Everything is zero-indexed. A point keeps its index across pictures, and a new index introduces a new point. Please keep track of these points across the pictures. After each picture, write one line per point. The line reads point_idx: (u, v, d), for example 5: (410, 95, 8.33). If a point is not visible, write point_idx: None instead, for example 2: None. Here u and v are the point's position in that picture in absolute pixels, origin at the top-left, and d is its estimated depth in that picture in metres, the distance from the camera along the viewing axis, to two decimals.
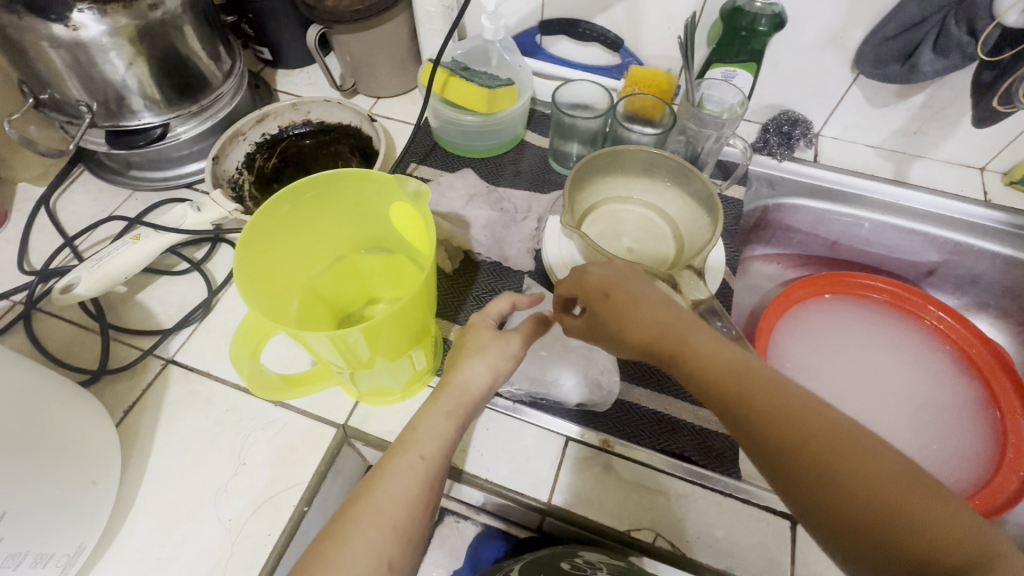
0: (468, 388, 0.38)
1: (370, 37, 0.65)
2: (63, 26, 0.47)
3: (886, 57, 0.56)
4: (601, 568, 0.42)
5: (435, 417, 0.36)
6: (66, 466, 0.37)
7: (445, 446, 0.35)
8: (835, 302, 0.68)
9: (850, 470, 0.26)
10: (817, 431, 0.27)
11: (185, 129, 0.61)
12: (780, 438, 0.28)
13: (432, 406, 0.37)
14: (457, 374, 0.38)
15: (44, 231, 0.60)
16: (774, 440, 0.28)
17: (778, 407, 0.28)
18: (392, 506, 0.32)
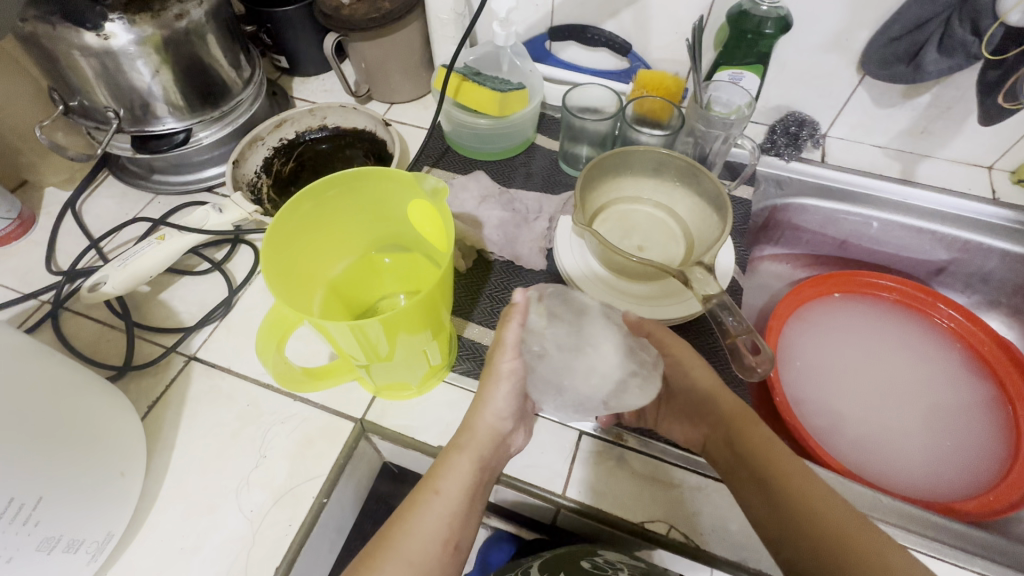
0: (481, 433, 0.41)
1: (384, 44, 0.67)
2: (95, 35, 0.50)
3: (892, 58, 0.57)
4: (624, 568, 0.45)
5: (456, 462, 0.39)
6: (96, 455, 0.39)
7: (463, 489, 0.39)
8: (845, 301, 0.68)
9: (842, 525, 0.34)
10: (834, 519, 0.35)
11: (206, 134, 0.62)
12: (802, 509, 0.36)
13: (452, 452, 0.40)
14: (474, 420, 0.41)
15: (70, 233, 0.62)
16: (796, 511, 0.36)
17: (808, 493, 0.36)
18: (413, 541, 0.35)
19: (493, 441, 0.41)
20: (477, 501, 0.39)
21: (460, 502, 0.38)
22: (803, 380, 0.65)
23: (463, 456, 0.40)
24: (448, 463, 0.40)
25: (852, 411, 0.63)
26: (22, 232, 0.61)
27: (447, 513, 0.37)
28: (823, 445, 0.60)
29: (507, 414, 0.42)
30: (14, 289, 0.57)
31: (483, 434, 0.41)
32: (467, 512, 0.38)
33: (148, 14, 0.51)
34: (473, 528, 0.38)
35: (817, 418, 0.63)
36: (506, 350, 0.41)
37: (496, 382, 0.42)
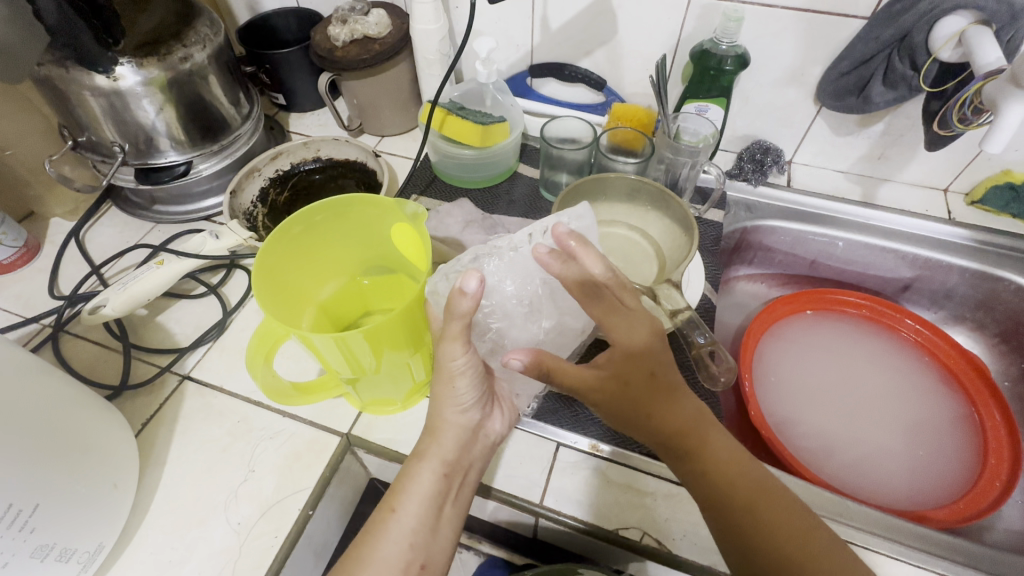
0: (443, 429, 0.42)
1: (375, 82, 0.72)
2: (105, 77, 0.54)
3: (843, 90, 0.62)
4: None
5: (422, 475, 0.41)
6: (89, 467, 0.40)
7: (421, 504, 0.40)
8: (817, 318, 0.71)
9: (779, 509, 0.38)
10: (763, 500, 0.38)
11: (206, 166, 0.66)
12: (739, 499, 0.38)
13: (417, 463, 0.41)
14: (439, 419, 0.42)
15: (73, 260, 0.65)
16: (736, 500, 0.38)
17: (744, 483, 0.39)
18: (373, 568, 0.37)
19: (457, 446, 0.42)
20: (446, 508, 0.41)
21: (419, 519, 0.39)
22: (780, 397, 0.68)
23: (425, 466, 0.41)
24: (411, 477, 0.41)
25: (828, 426, 0.65)
26: (27, 260, 0.64)
27: (408, 531, 0.39)
28: (803, 460, 0.62)
29: (464, 407, 0.42)
30: (17, 313, 0.60)
31: (445, 440, 0.42)
32: (434, 527, 0.40)
33: (154, 58, 0.56)
34: (443, 536, 0.40)
35: (797, 436, 0.64)
36: (446, 342, 0.39)
37: (441, 383, 0.41)
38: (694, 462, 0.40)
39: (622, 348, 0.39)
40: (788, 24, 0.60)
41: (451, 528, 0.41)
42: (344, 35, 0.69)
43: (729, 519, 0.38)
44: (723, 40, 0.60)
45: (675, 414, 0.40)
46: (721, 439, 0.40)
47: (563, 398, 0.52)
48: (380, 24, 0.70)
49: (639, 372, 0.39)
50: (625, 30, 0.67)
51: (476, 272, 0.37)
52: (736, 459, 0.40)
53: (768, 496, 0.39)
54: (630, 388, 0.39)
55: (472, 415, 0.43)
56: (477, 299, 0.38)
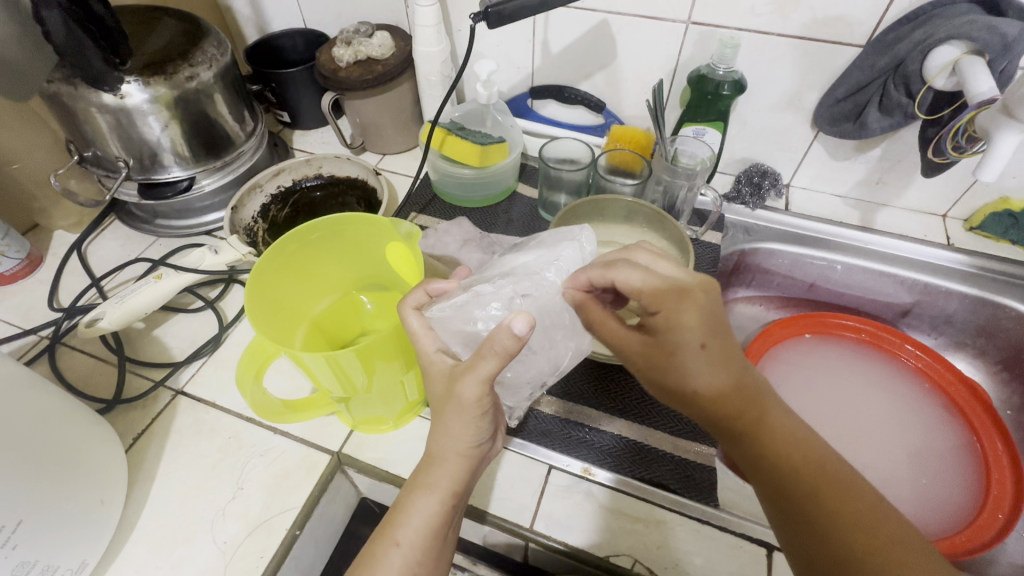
0: (449, 459, 0.39)
1: (378, 102, 0.73)
2: (112, 95, 0.55)
3: (840, 116, 0.62)
4: None
5: (423, 503, 0.38)
6: (76, 483, 0.40)
7: (425, 535, 0.38)
8: (814, 342, 0.71)
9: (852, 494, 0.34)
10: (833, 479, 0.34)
11: (209, 182, 0.67)
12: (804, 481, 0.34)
13: (416, 488, 0.39)
14: (442, 446, 0.39)
15: (74, 273, 0.65)
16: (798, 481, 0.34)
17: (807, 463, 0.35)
18: None
19: (466, 476, 0.40)
20: (447, 536, 0.39)
21: (421, 549, 0.37)
22: None
23: (432, 499, 0.38)
24: (414, 510, 0.38)
25: (832, 451, 0.64)
26: (28, 271, 0.64)
27: (412, 563, 0.37)
28: None
29: (479, 441, 0.39)
30: (16, 324, 0.60)
31: (455, 474, 0.39)
32: (436, 557, 0.38)
33: (161, 77, 0.57)
34: (441, 566, 0.39)
35: None
36: (469, 378, 0.35)
37: (457, 419, 0.37)
38: (751, 443, 0.36)
39: (664, 316, 0.36)
40: (785, 52, 0.61)
41: (448, 552, 0.40)
42: (347, 57, 0.70)
43: (786, 506, 0.35)
44: (719, 66, 0.61)
45: (720, 393, 0.36)
46: (783, 422, 0.36)
47: (557, 419, 0.52)
48: (383, 45, 0.70)
49: (682, 343, 0.35)
50: (624, 54, 0.68)
51: (531, 322, 0.34)
52: (799, 440, 0.36)
53: (830, 476, 0.34)
54: (673, 363, 0.36)
55: (484, 445, 0.40)
56: (522, 342, 0.34)
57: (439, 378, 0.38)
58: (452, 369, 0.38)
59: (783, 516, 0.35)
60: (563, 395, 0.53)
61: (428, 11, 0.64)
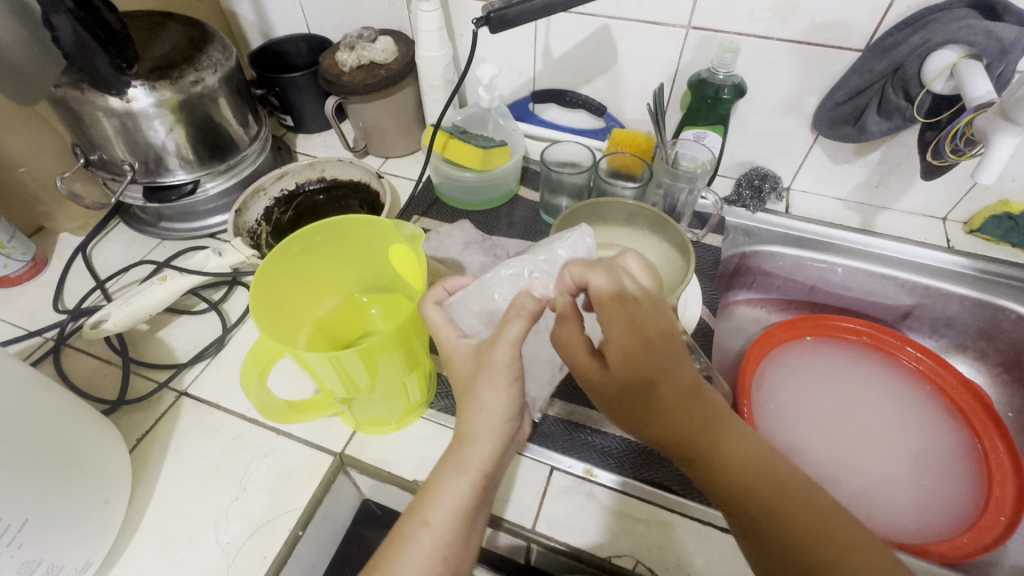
0: (481, 437, 0.38)
1: (381, 105, 0.73)
2: (119, 99, 0.55)
3: (839, 119, 0.63)
4: None
5: (454, 483, 0.38)
6: (80, 483, 0.40)
7: (455, 513, 0.37)
8: (815, 344, 0.71)
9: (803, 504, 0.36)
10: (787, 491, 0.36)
11: (213, 185, 0.68)
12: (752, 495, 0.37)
13: (445, 467, 0.39)
14: (473, 425, 0.38)
15: (78, 275, 0.66)
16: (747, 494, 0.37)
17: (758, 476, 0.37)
18: None
19: (495, 456, 0.39)
20: (478, 517, 0.39)
21: (449, 530, 0.37)
22: (782, 422, 0.66)
23: (463, 479, 0.38)
24: (443, 490, 0.38)
25: (834, 453, 0.64)
26: (33, 274, 0.65)
27: (441, 545, 0.36)
28: None
29: (509, 417, 0.39)
30: (21, 326, 0.60)
31: (485, 452, 0.39)
32: (466, 537, 0.38)
33: (167, 81, 0.57)
34: (471, 547, 0.39)
35: (814, 469, 0.62)
36: (499, 343, 0.37)
37: (488, 392, 0.37)
38: (703, 467, 0.38)
39: (614, 344, 0.37)
40: (784, 56, 0.61)
41: (478, 534, 0.39)
42: (351, 61, 0.71)
43: (744, 522, 0.37)
44: (720, 70, 0.61)
45: (672, 419, 0.37)
46: (737, 444, 0.38)
47: (559, 421, 0.52)
48: (386, 50, 0.71)
49: (635, 373, 0.37)
50: (625, 59, 0.68)
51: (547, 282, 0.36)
52: (753, 461, 0.38)
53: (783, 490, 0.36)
54: (627, 390, 0.38)
55: (513, 423, 0.40)
56: (542, 303, 0.37)
57: (468, 359, 0.39)
58: (479, 347, 0.39)
59: (744, 532, 0.37)
60: (566, 397, 0.54)
61: (431, 16, 0.65)
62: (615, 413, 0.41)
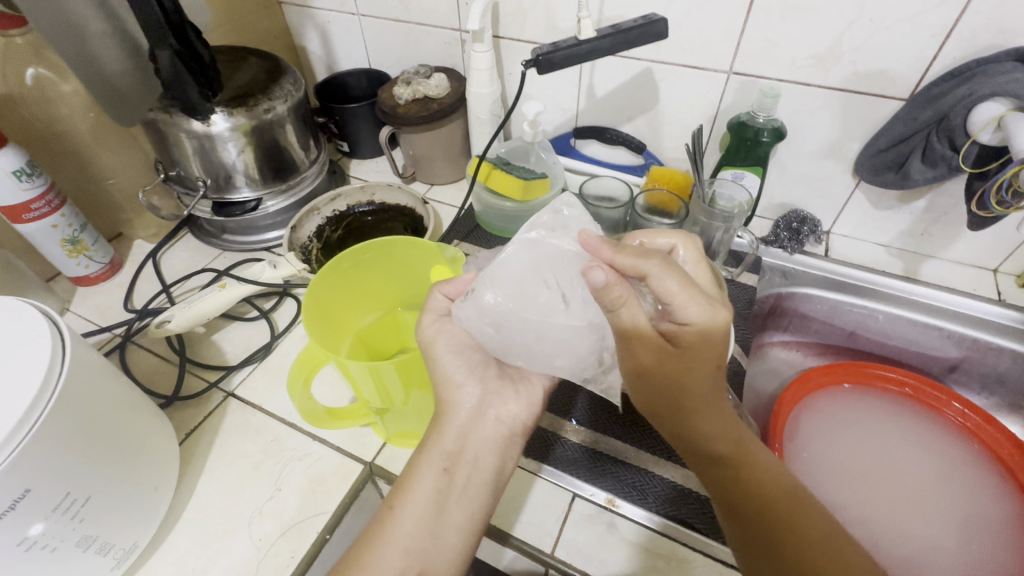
0: (445, 413, 0.45)
1: (431, 136, 0.78)
2: (201, 123, 0.62)
3: (882, 166, 0.62)
4: None
5: (421, 471, 0.42)
6: (138, 470, 0.44)
7: (425, 497, 0.41)
8: (853, 392, 0.69)
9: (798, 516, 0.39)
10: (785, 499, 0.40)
11: (273, 204, 0.74)
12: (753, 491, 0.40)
13: (418, 459, 0.43)
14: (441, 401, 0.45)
15: (148, 279, 0.72)
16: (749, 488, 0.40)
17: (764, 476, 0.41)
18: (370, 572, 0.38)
19: (457, 437, 0.44)
20: (449, 508, 0.41)
21: (420, 513, 0.41)
22: (817, 469, 0.64)
23: (428, 461, 0.43)
24: (413, 475, 0.42)
25: (869, 509, 0.61)
26: (110, 275, 0.72)
27: (411, 531, 0.40)
28: None
29: (462, 383, 0.45)
30: (94, 322, 0.66)
31: (447, 429, 0.44)
32: (435, 528, 0.40)
33: (243, 108, 0.64)
34: (447, 541, 0.40)
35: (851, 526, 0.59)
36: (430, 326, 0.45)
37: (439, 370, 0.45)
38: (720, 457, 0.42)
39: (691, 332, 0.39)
40: (826, 102, 0.62)
41: (452, 531, 0.41)
42: (407, 95, 0.76)
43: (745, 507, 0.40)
44: (760, 113, 0.63)
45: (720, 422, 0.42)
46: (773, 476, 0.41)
47: (583, 450, 0.52)
48: (439, 86, 0.76)
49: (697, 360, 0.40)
50: (665, 100, 0.71)
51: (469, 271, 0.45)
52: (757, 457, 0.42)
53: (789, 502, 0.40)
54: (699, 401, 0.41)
55: (471, 393, 0.45)
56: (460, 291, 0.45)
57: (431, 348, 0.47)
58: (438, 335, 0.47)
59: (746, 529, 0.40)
60: (553, 409, 0.56)
61: (483, 56, 0.70)
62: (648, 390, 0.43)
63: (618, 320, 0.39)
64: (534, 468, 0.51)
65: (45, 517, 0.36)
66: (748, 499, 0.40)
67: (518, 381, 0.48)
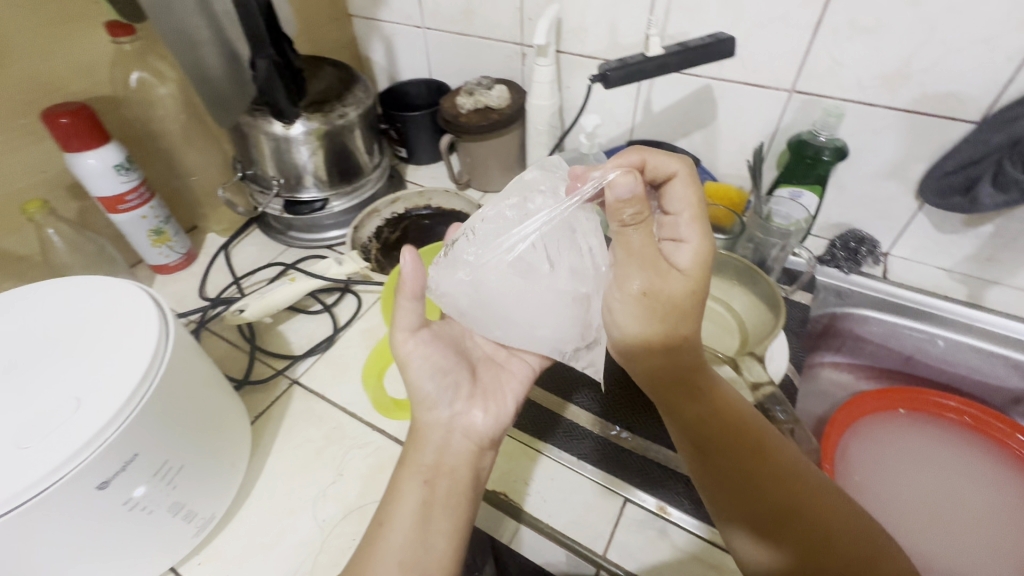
0: (423, 432, 0.46)
1: (489, 145, 0.81)
2: (281, 126, 0.66)
3: (949, 188, 0.61)
4: None
5: (410, 485, 0.43)
6: (222, 444, 0.47)
7: (411, 511, 0.42)
8: (910, 418, 0.67)
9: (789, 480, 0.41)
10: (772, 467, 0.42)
11: (339, 204, 0.78)
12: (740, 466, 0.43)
13: (404, 477, 0.44)
14: (420, 421, 0.47)
15: (220, 270, 0.77)
16: (734, 463, 0.43)
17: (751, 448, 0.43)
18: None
19: (434, 454, 0.45)
20: (434, 518, 0.42)
21: (409, 526, 0.41)
22: (867, 498, 0.62)
23: (409, 475, 0.44)
24: (397, 492, 0.43)
25: (928, 541, 0.59)
26: (186, 264, 0.77)
27: (403, 545, 0.40)
28: None
29: (433, 405, 0.47)
30: (172, 308, 0.71)
31: (425, 447, 0.45)
32: (424, 537, 0.41)
33: (319, 114, 0.68)
34: (439, 550, 0.41)
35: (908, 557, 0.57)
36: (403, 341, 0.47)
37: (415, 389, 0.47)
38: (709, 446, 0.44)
39: (693, 257, 0.44)
40: (891, 123, 0.62)
41: (441, 540, 0.41)
42: (469, 105, 0.79)
43: (736, 485, 0.42)
44: (822, 131, 0.63)
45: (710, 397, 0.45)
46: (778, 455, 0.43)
47: (637, 457, 0.53)
48: (500, 97, 0.79)
49: (692, 291, 0.43)
50: (723, 117, 0.72)
51: (408, 249, 0.44)
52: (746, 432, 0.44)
53: (776, 471, 0.42)
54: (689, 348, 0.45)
55: (444, 412, 0.47)
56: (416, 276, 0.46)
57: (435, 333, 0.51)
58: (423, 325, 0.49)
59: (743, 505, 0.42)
60: (584, 406, 0.58)
61: (546, 70, 0.73)
62: (651, 323, 0.44)
63: (626, 237, 0.42)
64: (536, 445, 0.55)
65: (146, 481, 0.39)
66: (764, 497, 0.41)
67: (488, 395, 0.49)
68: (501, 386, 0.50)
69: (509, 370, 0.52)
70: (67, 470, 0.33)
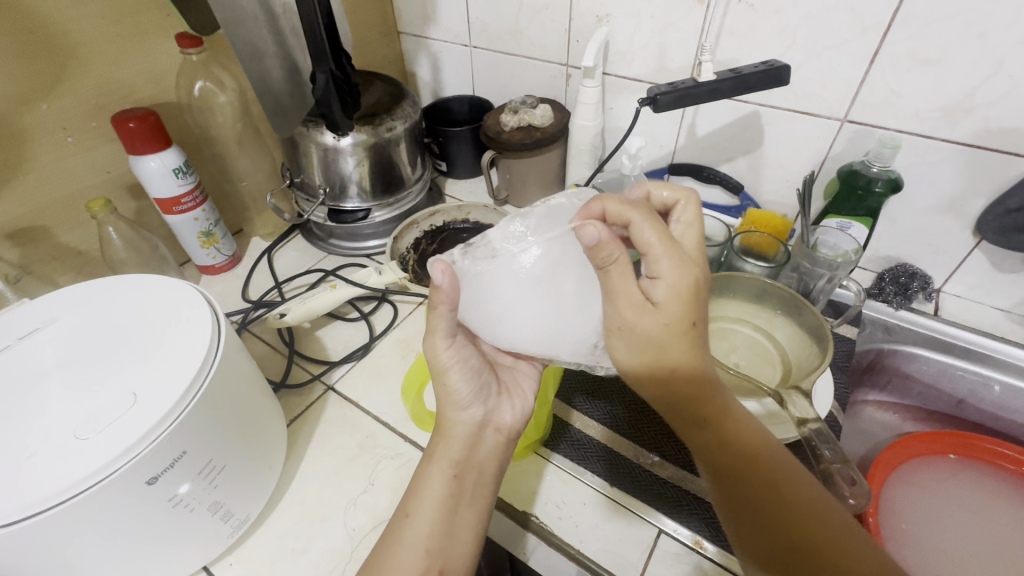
0: (455, 427, 0.45)
1: (529, 162, 0.81)
2: (332, 138, 0.68)
3: (1011, 227, 0.58)
4: None
5: (436, 478, 0.43)
6: (263, 446, 0.48)
7: (434, 504, 0.42)
8: (961, 464, 0.63)
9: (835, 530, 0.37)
10: (816, 514, 0.38)
11: (380, 215, 0.79)
12: (782, 506, 0.38)
13: (428, 469, 0.43)
14: (448, 416, 0.45)
15: (262, 273, 0.79)
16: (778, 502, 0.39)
17: (791, 486, 0.39)
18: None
19: (463, 445, 0.44)
20: (461, 512, 0.42)
21: (432, 521, 0.41)
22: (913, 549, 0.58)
23: (435, 467, 0.43)
24: (423, 483, 0.43)
25: None
26: (231, 266, 0.79)
27: (423, 539, 0.40)
28: None
29: (465, 404, 0.45)
30: None
31: (451, 441, 0.44)
32: (449, 530, 0.41)
33: (368, 126, 0.70)
34: (462, 542, 0.41)
35: None
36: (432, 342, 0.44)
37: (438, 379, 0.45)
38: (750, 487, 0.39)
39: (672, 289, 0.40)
40: (950, 156, 0.60)
41: (468, 532, 0.42)
42: (512, 122, 0.80)
43: (777, 531, 0.38)
44: (874, 163, 0.62)
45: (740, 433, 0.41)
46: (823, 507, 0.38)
47: (671, 486, 0.52)
48: (545, 115, 0.79)
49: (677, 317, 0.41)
50: (770, 143, 0.71)
51: (440, 261, 0.39)
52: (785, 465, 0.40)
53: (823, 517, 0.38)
54: (702, 368, 0.42)
55: (476, 411, 0.46)
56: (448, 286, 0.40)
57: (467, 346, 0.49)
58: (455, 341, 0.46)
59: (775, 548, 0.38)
60: (621, 432, 0.57)
61: (592, 92, 0.73)
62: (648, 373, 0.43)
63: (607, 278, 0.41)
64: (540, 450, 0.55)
65: (191, 479, 0.39)
66: (817, 547, 0.36)
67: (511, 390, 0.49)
68: (519, 379, 0.51)
69: (520, 369, 0.52)
70: (120, 464, 0.34)
